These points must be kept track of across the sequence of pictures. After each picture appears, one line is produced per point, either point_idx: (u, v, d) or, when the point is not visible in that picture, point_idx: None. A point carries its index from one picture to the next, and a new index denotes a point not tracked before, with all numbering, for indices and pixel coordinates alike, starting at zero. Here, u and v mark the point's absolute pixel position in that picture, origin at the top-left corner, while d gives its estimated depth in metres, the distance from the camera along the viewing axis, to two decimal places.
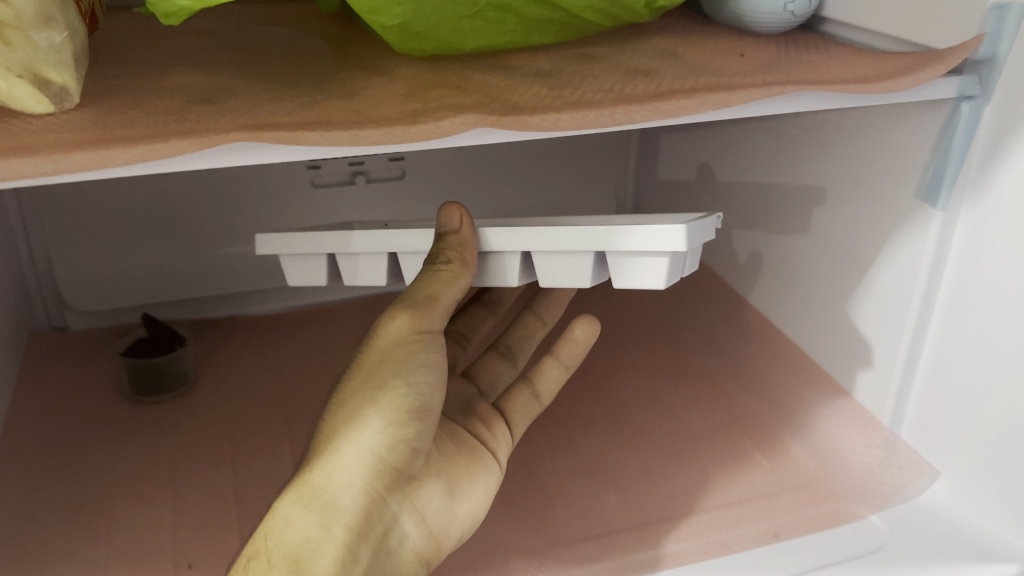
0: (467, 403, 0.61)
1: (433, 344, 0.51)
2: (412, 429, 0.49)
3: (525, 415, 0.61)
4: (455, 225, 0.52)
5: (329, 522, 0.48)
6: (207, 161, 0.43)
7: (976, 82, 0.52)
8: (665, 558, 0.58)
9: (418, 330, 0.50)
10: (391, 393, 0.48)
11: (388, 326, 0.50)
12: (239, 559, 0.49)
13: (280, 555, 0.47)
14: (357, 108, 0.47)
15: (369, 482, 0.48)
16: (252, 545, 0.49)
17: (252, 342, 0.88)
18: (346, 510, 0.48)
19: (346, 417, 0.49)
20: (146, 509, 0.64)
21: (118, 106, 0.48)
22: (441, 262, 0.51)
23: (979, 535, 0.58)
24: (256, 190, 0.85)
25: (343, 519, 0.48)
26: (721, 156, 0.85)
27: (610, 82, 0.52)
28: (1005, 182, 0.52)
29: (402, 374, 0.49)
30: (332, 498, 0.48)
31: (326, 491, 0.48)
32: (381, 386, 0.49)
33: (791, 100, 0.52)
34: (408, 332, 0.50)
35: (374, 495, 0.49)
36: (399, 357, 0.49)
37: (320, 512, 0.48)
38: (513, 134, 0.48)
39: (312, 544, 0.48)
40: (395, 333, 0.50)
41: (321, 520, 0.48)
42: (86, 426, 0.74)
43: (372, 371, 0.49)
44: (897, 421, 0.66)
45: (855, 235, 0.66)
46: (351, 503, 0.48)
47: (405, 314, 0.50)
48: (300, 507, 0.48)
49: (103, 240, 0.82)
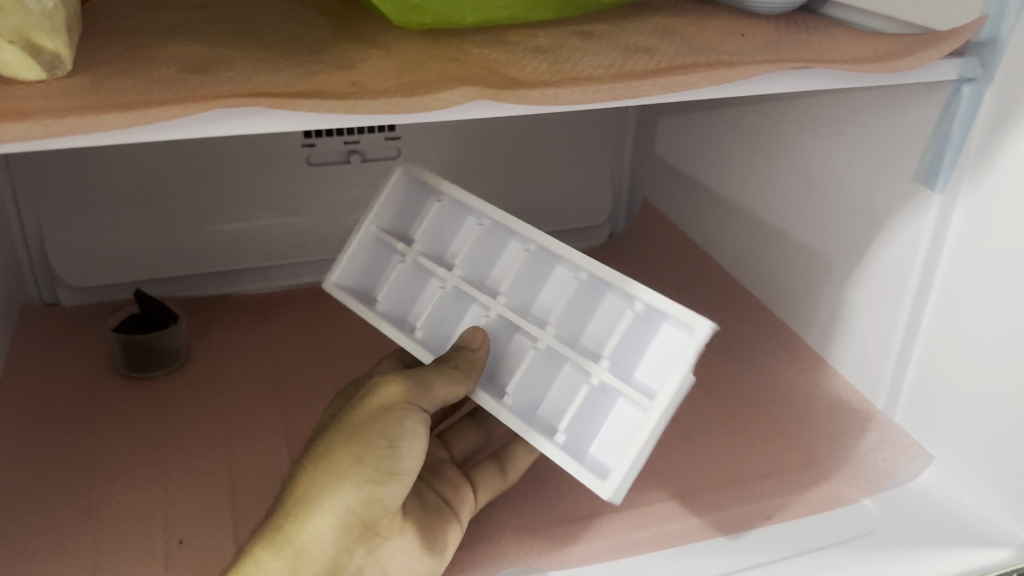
0: (436, 467, 0.61)
1: (421, 415, 0.51)
2: (387, 489, 0.49)
3: (490, 486, 0.60)
4: (476, 343, 0.55)
5: (298, 569, 0.47)
6: (202, 129, 0.43)
7: (978, 64, 0.52)
8: (659, 539, 0.58)
9: (408, 400, 0.51)
10: (370, 449, 0.49)
11: (385, 390, 0.51)
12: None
13: None
14: (354, 79, 0.46)
15: (338, 536, 0.48)
16: None
17: (246, 320, 0.87)
18: (316, 560, 0.48)
19: (326, 469, 0.49)
20: (138, 487, 0.64)
21: (111, 74, 0.47)
22: (449, 364, 0.53)
23: (970, 517, 0.58)
24: (245, 166, 0.84)
25: (311, 567, 0.48)
26: (720, 137, 0.84)
27: (610, 58, 0.51)
28: (1003, 164, 0.52)
29: (387, 433, 0.50)
30: (302, 546, 0.48)
31: (297, 538, 0.48)
32: (366, 443, 0.49)
33: (792, 79, 0.51)
34: (400, 399, 0.51)
35: (341, 547, 0.48)
36: (387, 417, 0.50)
37: (290, 558, 0.48)
38: (512, 108, 0.47)
39: None
40: (386, 398, 0.51)
41: (291, 566, 0.47)
42: (77, 402, 0.73)
43: (356, 427, 0.50)
44: (892, 405, 0.66)
45: (854, 216, 0.66)
46: (320, 553, 0.48)
47: (401, 382, 0.52)
48: (270, 552, 0.48)
49: (95, 215, 0.82)
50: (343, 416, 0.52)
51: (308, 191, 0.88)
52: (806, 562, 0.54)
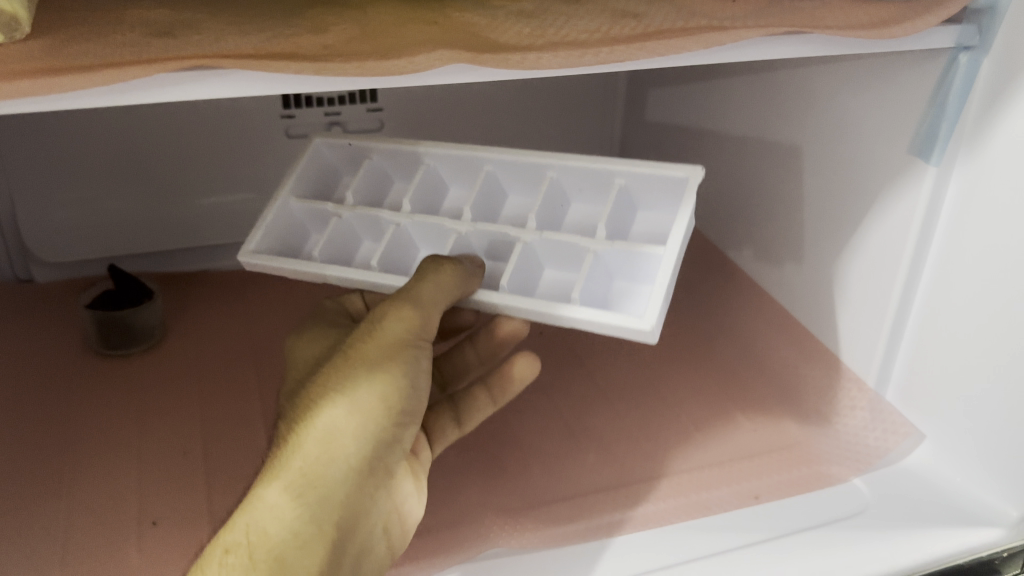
0: None
1: (426, 349, 0.49)
2: (401, 427, 0.46)
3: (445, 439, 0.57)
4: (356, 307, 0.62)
5: (320, 519, 0.43)
6: (162, 91, 0.41)
7: (976, 31, 0.50)
8: (647, 518, 0.56)
9: (417, 334, 0.48)
10: (392, 388, 0.46)
11: (395, 317, 0.48)
12: (208, 551, 0.43)
13: (265, 552, 0.42)
14: (327, 42, 0.44)
15: (356, 479, 0.44)
16: (229, 534, 0.43)
17: (226, 296, 0.85)
18: (337, 505, 0.43)
19: (342, 404, 0.45)
20: (111, 466, 0.62)
21: (72, 36, 0.44)
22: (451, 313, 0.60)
23: (962, 497, 0.57)
24: (221, 137, 0.82)
25: (333, 516, 0.43)
26: (711, 108, 0.82)
27: (596, 22, 0.49)
28: (1002, 134, 0.50)
29: (402, 370, 0.47)
30: (323, 493, 0.43)
31: (317, 485, 0.43)
32: (386, 381, 0.46)
33: (782, 44, 0.50)
34: (410, 328, 0.48)
35: (361, 489, 0.44)
36: (399, 353, 0.47)
37: (313, 507, 0.43)
38: (491, 72, 0.46)
39: (299, 540, 0.42)
40: (396, 333, 0.47)
41: (312, 514, 0.43)
42: (51, 381, 0.72)
43: (370, 364, 0.46)
44: (883, 384, 0.64)
45: (846, 190, 0.64)
46: (343, 498, 0.43)
47: (409, 314, 0.48)
48: (288, 500, 0.43)
49: (67, 188, 0.79)
50: (345, 346, 0.48)
51: (288, 164, 0.85)
52: (794, 541, 0.53)
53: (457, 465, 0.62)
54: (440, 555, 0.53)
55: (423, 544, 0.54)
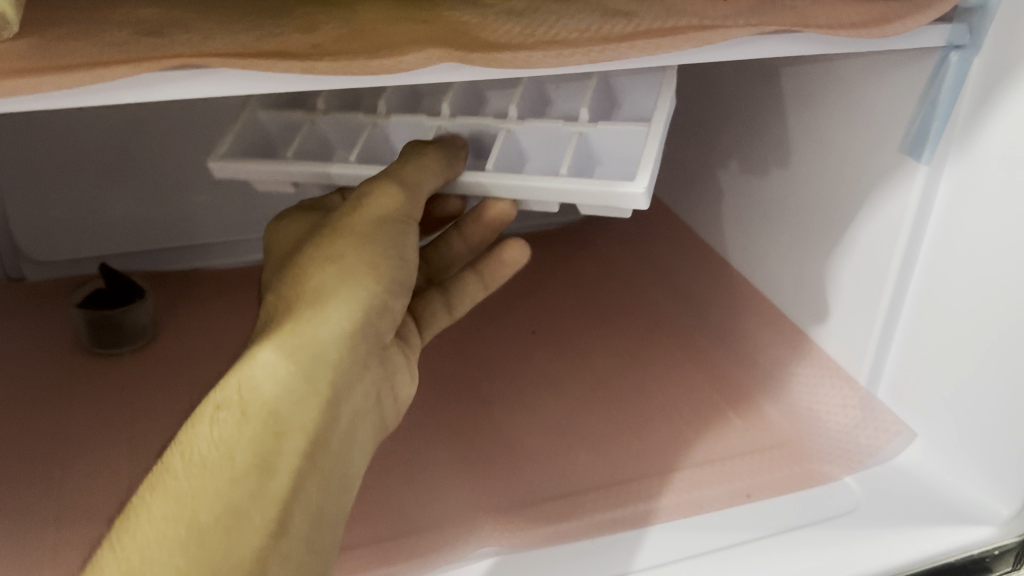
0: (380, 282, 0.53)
1: (415, 229, 0.48)
2: (391, 296, 0.45)
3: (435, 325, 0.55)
4: None
5: (313, 377, 0.39)
6: (149, 90, 0.41)
7: (967, 31, 0.50)
8: (639, 517, 0.56)
9: (404, 212, 0.47)
10: (382, 256, 0.45)
11: (384, 190, 0.47)
12: (196, 411, 0.40)
13: (257, 407, 0.38)
14: (316, 42, 0.44)
15: (351, 345, 0.41)
16: (219, 394, 0.39)
17: (217, 295, 0.85)
18: (333, 364, 0.40)
19: (331, 275, 0.43)
20: (100, 468, 0.62)
21: (59, 35, 0.44)
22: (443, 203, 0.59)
23: (954, 494, 0.57)
24: (212, 136, 0.82)
25: (328, 374, 0.40)
26: (703, 106, 0.82)
27: (587, 22, 0.48)
28: (992, 133, 0.50)
29: (392, 243, 0.45)
30: (318, 350, 0.40)
31: (313, 342, 0.40)
32: (376, 249, 0.45)
33: (773, 43, 0.49)
34: (399, 206, 0.47)
35: (356, 344, 0.42)
36: (390, 226, 0.46)
37: (306, 366, 0.39)
38: (481, 71, 0.45)
39: (292, 399, 0.39)
40: (384, 207, 0.47)
41: (306, 374, 0.39)
42: (41, 381, 0.71)
43: (358, 236, 0.45)
44: (874, 381, 0.65)
45: (837, 189, 0.65)
46: (339, 355, 0.41)
47: (394, 190, 0.47)
48: (283, 355, 0.39)
49: (58, 186, 0.79)
50: (329, 226, 0.46)
51: None
52: (786, 539, 0.53)
53: (450, 464, 0.62)
54: (432, 554, 0.53)
55: (415, 543, 0.54)
